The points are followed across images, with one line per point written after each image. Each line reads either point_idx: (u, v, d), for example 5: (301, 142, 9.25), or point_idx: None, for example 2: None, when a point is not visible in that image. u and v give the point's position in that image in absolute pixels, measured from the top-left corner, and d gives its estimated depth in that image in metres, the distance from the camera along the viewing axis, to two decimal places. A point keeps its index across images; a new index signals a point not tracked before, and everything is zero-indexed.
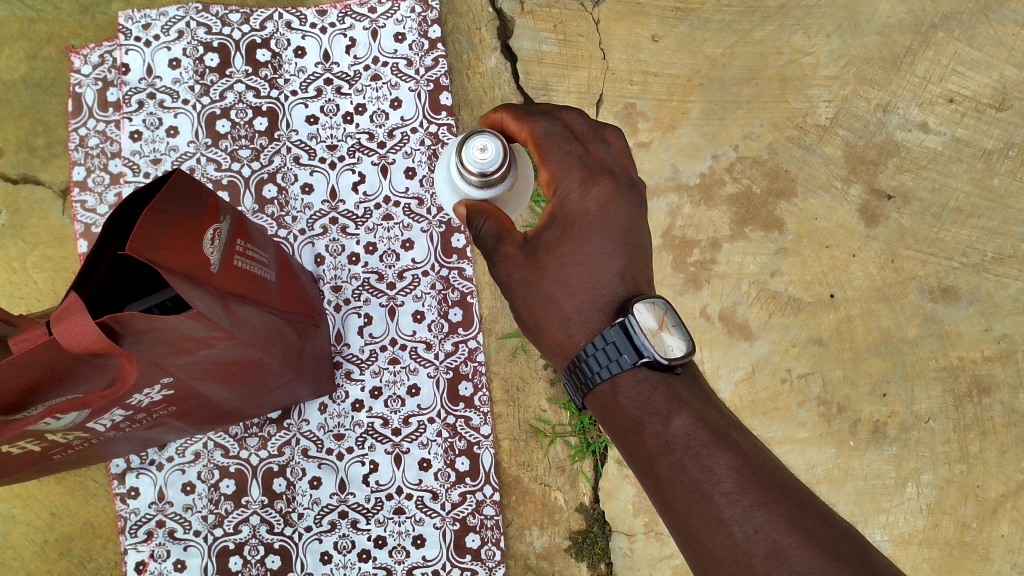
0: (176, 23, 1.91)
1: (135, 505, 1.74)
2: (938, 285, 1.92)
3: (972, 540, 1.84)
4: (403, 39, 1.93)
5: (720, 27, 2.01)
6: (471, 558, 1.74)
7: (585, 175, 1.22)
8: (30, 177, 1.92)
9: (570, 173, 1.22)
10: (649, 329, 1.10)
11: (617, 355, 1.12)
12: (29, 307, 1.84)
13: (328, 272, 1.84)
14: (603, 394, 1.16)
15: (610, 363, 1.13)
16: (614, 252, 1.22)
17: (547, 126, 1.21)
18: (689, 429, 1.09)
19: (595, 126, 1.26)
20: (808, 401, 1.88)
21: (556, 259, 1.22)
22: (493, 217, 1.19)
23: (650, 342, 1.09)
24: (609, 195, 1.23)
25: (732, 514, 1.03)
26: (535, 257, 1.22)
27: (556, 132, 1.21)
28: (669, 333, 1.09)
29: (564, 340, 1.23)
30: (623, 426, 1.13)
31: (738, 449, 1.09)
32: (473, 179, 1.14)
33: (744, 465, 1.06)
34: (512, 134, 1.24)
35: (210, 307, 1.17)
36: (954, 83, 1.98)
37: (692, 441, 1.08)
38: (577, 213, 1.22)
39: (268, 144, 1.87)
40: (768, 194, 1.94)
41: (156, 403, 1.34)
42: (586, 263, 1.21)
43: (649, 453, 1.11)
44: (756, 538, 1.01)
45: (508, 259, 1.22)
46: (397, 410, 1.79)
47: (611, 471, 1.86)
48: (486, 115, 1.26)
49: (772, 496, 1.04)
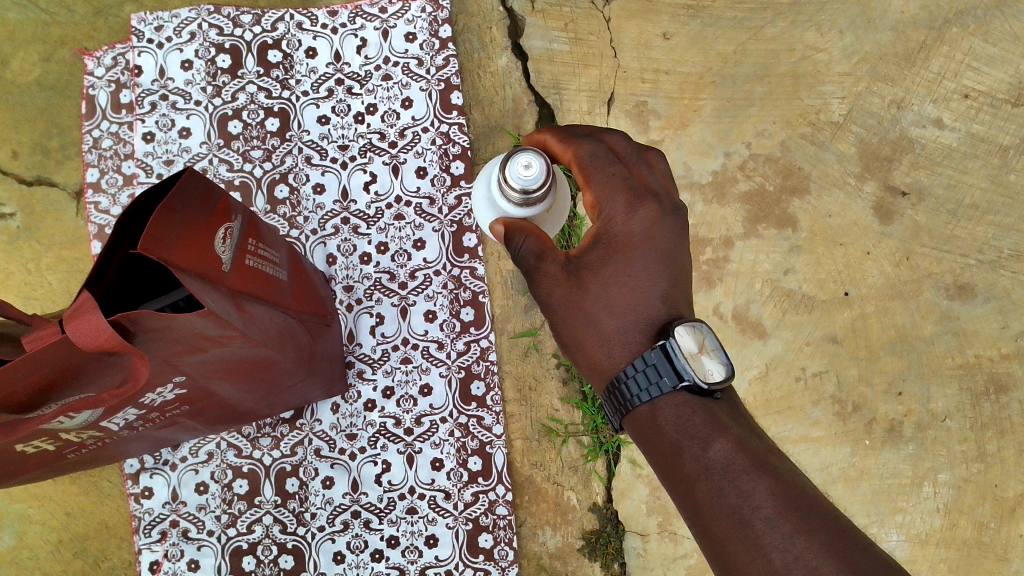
0: (188, 24, 1.92)
1: (149, 505, 1.75)
2: (954, 283, 1.90)
3: (990, 540, 1.82)
4: (414, 38, 1.93)
5: (732, 24, 2.00)
6: (484, 558, 1.73)
7: (630, 197, 1.22)
8: (45, 179, 1.93)
9: (616, 195, 1.22)
10: (690, 352, 1.11)
11: (657, 379, 1.13)
12: (44, 308, 1.85)
13: (340, 272, 1.84)
14: (641, 416, 1.17)
15: (650, 387, 1.14)
16: (657, 274, 1.22)
17: (592, 149, 1.24)
18: (729, 453, 1.09)
19: (638, 149, 1.28)
20: (822, 400, 1.86)
21: (598, 280, 1.23)
22: (533, 235, 1.21)
23: (690, 365, 1.10)
24: (654, 217, 1.23)
25: (770, 540, 1.03)
26: (577, 276, 1.23)
27: (600, 153, 1.24)
28: (709, 357, 1.11)
29: (604, 360, 1.23)
30: (662, 448, 1.14)
31: (775, 475, 1.08)
32: (515, 196, 1.15)
33: (784, 491, 1.06)
34: (556, 155, 1.29)
35: (224, 308, 1.18)
36: (969, 78, 1.96)
37: (732, 465, 1.08)
38: (622, 236, 1.22)
39: (279, 145, 1.87)
40: (781, 191, 1.92)
41: (169, 402, 1.35)
42: (629, 285, 1.22)
43: (687, 476, 1.11)
44: (794, 566, 1.00)
45: (549, 277, 1.23)
46: (409, 410, 1.79)
47: (624, 471, 1.85)
48: (531, 138, 1.31)
49: (813, 523, 1.03)
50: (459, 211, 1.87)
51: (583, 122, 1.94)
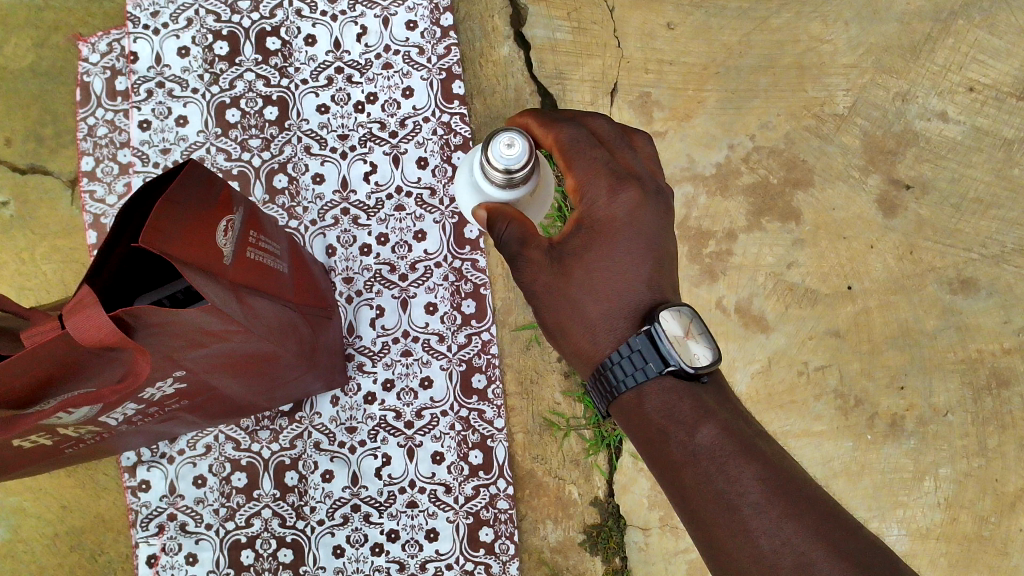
0: (184, 10, 1.89)
1: (146, 498, 1.72)
2: (957, 277, 1.90)
3: (990, 535, 1.82)
4: (415, 27, 1.90)
5: (736, 15, 1.98)
6: (485, 552, 1.73)
7: (613, 181, 1.20)
8: (39, 167, 1.90)
9: (598, 179, 1.20)
10: (675, 336, 1.11)
11: (643, 363, 1.11)
12: (39, 299, 1.82)
13: (340, 263, 1.82)
14: (628, 402, 1.15)
15: (636, 371, 1.12)
16: (640, 259, 1.21)
17: (572, 133, 1.22)
18: (716, 438, 1.08)
19: (623, 132, 1.26)
20: (824, 395, 1.86)
21: (583, 265, 1.21)
22: (516, 222, 1.19)
23: (676, 349, 1.09)
24: (636, 201, 1.21)
25: (758, 525, 1.02)
26: (560, 262, 1.21)
27: (581, 137, 1.22)
28: (695, 341, 1.10)
29: (590, 346, 1.22)
30: (648, 434, 1.12)
31: (760, 460, 1.07)
32: (498, 176, 1.12)
33: (773, 476, 1.05)
34: (538, 140, 1.26)
35: (226, 302, 1.17)
36: (974, 71, 1.95)
37: (719, 450, 1.07)
38: (604, 219, 1.20)
39: (278, 134, 1.84)
40: (785, 184, 1.91)
41: (168, 396, 1.33)
42: (613, 269, 1.20)
43: (674, 462, 1.10)
44: (783, 551, 0.99)
45: (532, 264, 1.21)
46: (410, 403, 1.77)
47: (626, 465, 1.84)
48: (512, 122, 1.28)
49: (801, 507, 1.03)
50: None
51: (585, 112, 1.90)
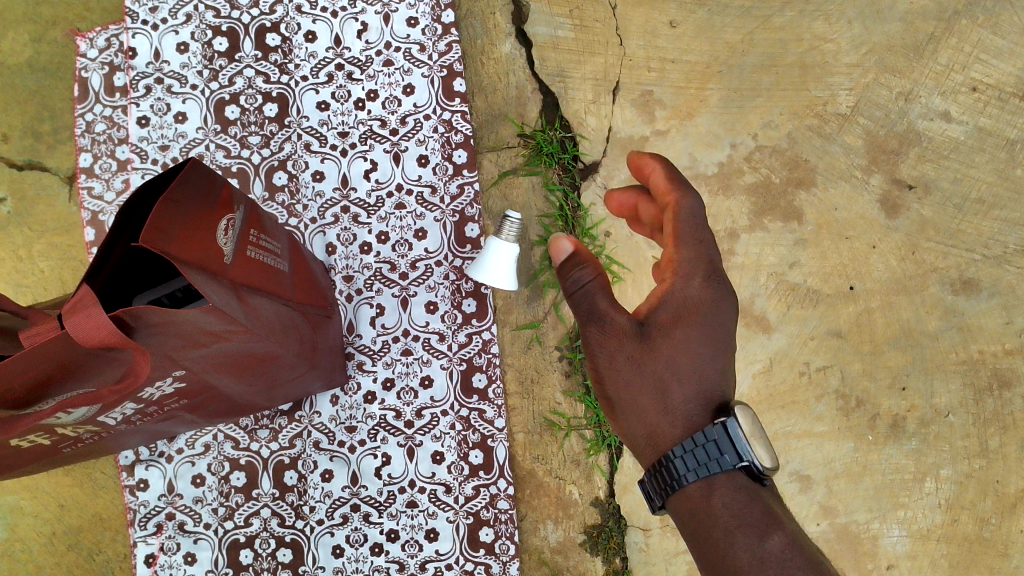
0: (184, 6, 1.87)
1: (143, 498, 1.71)
2: (959, 278, 1.89)
3: (990, 536, 1.83)
4: (416, 23, 1.88)
5: (740, 13, 1.95)
6: (485, 552, 1.72)
7: (705, 275, 1.25)
8: (36, 163, 1.87)
9: (695, 261, 1.25)
10: (749, 433, 1.09)
11: (713, 460, 1.11)
12: (37, 297, 1.81)
13: (340, 262, 1.81)
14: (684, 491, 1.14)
15: (699, 467, 1.11)
16: (715, 354, 1.24)
17: (693, 203, 1.27)
18: (736, 498, 1.09)
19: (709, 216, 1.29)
20: (826, 395, 1.85)
21: (669, 344, 1.24)
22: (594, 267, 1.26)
23: (751, 448, 1.08)
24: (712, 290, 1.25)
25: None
26: (646, 335, 1.24)
27: (698, 213, 1.27)
28: (763, 445, 1.09)
29: (664, 428, 1.21)
30: (684, 504, 1.13)
31: (785, 528, 1.08)
32: None
33: (795, 544, 1.05)
34: (658, 188, 1.34)
35: (226, 301, 1.16)
36: (977, 71, 1.94)
37: (746, 515, 1.08)
38: (687, 305, 1.24)
39: (278, 131, 1.83)
40: (787, 184, 1.89)
41: (167, 395, 1.31)
42: (693, 352, 1.23)
43: (699, 518, 1.10)
44: None
45: (614, 329, 1.25)
46: (410, 402, 1.77)
47: (627, 465, 1.82)
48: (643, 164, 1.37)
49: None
50: (462, 200, 1.84)
51: (588, 111, 1.89)
